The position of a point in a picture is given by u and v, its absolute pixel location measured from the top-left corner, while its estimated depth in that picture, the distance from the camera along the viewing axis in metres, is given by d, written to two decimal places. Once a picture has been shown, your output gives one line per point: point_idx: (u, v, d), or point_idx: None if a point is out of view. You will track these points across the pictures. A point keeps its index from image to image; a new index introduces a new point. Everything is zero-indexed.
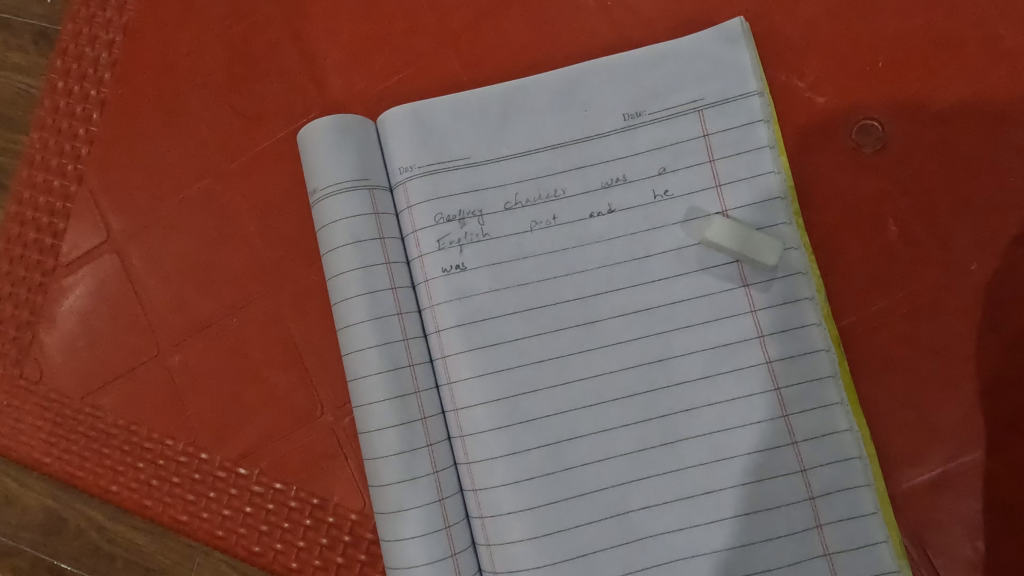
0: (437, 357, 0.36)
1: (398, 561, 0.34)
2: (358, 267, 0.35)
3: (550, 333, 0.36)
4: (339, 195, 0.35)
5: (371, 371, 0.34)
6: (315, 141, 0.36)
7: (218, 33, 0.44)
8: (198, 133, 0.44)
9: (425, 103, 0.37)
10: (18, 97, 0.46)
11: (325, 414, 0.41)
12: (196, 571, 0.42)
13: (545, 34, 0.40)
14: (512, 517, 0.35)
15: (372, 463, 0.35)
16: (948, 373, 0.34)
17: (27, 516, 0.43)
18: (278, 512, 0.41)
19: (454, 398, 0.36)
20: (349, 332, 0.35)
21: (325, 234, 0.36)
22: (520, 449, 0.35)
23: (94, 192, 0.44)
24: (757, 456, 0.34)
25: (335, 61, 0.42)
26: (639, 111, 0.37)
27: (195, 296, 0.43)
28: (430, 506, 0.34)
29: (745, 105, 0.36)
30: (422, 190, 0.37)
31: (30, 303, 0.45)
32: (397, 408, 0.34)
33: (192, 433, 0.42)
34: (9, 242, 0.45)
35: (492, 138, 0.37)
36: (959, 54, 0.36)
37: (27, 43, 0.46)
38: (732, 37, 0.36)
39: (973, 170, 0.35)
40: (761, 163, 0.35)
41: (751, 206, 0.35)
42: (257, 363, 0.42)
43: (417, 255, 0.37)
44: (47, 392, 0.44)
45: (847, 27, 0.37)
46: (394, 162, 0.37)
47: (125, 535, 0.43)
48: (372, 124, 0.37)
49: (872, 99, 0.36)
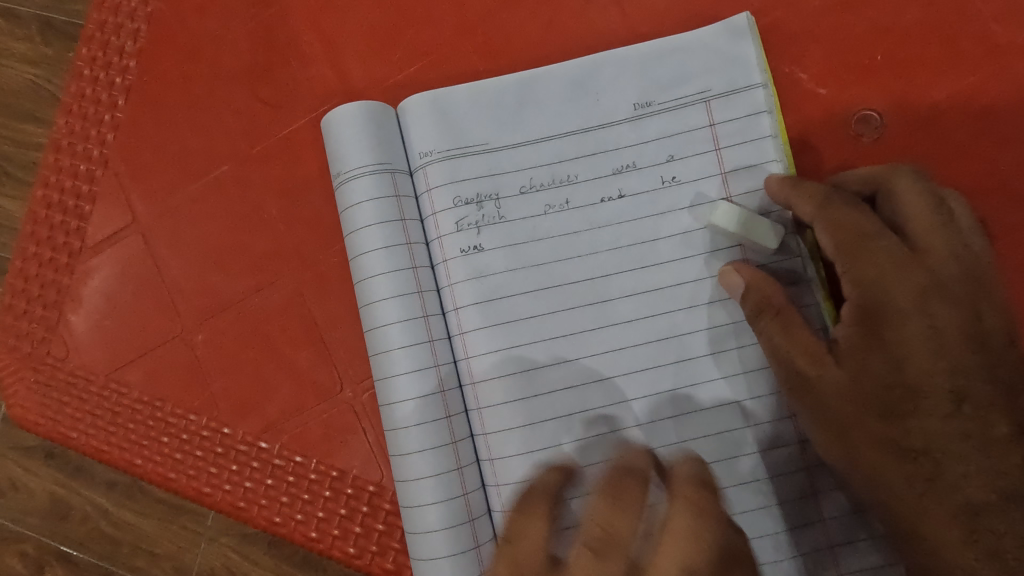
0: (456, 333, 0.38)
1: (417, 526, 0.36)
2: (380, 247, 0.37)
3: (563, 312, 0.37)
4: (364, 177, 0.37)
5: (393, 346, 0.36)
6: (340, 126, 0.38)
7: (240, 22, 0.45)
8: (221, 120, 0.45)
9: (445, 91, 0.39)
10: (25, 86, 0.51)
11: (344, 390, 0.43)
12: (202, 554, 0.49)
13: (559, 27, 0.41)
14: (525, 486, 0.37)
15: (393, 433, 0.37)
16: None
17: (35, 501, 0.51)
18: (299, 484, 0.43)
19: (472, 373, 0.37)
20: (372, 308, 0.37)
21: (349, 216, 0.37)
22: (534, 421, 0.37)
23: (118, 175, 0.46)
24: (757, 429, 0.36)
25: (355, 50, 0.44)
26: (648, 100, 0.38)
27: (217, 277, 0.44)
28: (448, 475, 0.36)
29: (750, 96, 0.37)
30: (441, 174, 0.38)
31: (57, 283, 0.46)
32: (417, 381, 0.36)
33: (215, 409, 0.44)
34: (36, 224, 0.47)
35: (509, 126, 0.39)
36: (953, 49, 0.38)
37: (32, 33, 0.51)
38: (739, 30, 0.38)
39: (966, 161, 0.37)
40: (765, 152, 0.37)
41: (753, 193, 0.37)
42: (278, 341, 0.43)
43: (436, 236, 0.38)
44: (73, 369, 0.46)
45: (850, 22, 0.39)
46: (415, 147, 0.39)
47: (129, 522, 0.50)
48: (393, 112, 0.39)
49: (872, 92, 0.38)
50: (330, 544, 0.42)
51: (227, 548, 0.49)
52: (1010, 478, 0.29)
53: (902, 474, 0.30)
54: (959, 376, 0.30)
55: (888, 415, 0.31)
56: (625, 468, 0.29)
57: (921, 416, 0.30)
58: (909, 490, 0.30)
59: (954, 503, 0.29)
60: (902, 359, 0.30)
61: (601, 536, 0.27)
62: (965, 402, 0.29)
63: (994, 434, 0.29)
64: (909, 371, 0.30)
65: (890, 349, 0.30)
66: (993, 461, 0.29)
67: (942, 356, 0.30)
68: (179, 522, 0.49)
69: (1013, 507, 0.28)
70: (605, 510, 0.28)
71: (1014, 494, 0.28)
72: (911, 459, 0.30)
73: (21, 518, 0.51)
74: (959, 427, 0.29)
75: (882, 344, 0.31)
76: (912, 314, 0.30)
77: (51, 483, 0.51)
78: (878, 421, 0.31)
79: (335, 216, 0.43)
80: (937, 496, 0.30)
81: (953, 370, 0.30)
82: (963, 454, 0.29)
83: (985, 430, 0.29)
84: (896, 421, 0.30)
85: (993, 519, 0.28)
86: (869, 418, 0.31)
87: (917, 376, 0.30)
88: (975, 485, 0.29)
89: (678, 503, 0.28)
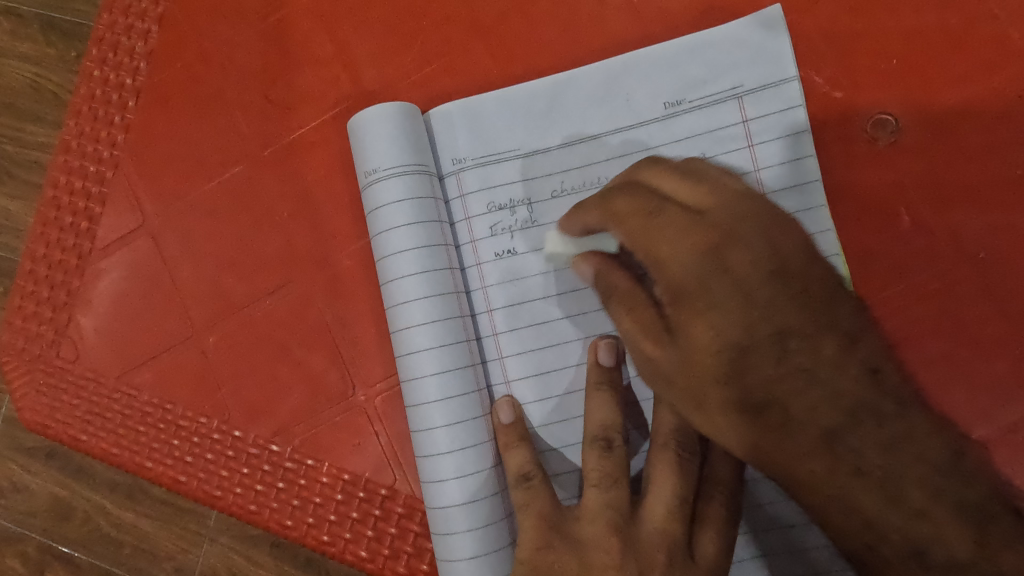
0: (489, 334, 0.39)
1: (443, 527, 0.36)
2: (408, 248, 0.36)
3: (595, 313, 0.38)
4: (393, 178, 0.37)
5: (421, 347, 0.36)
6: (366, 128, 0.37)
7: (252, 24, 0.45)
8: (232, 122, 0.45)
9: (476, 98, 0.40)
10: (28, 85, 0.51)
11: (356, 393, 0.42)
12: (203, 555, 0.49)
13: (573, 28, 0.41)
14: (563, 478, 0.38)
15: (420, 434, 0.36)
16: (959, 355, 0.36)
17: (37, 501, 0.51)
18: (310, 487, 0.42)
19: (504, 372, 0.39)
20: (400, 310, 0.37)
21: (376, 216, 0.37)
22: (568, 417, 0.38)
23: (129, 178, 0.46)
24: None
25: (368, 52, 0.43)
26: (679, 99, 0.38)
27: (228, 279, 0.44)
28: (473, 476, 0.36)
29: (784, 91, 0.37)
30: (475, 180, 0.40)
31: (67, 285, 0.46)
32: (449, 380, 0.36)
33: (226, 412, 0.44)
34: (45, 225, 0.46)
35: (540, 130, 0.39)
36: (971, 51, 0.37)
37: (36, 33, 0.52)
38: (772, 23, 0.37)
39: (983, 165, 0.36)
40: (801, 147, 0.37)
41: (787, 190, 0.37)
42: (289, 344, 0.43)
43: (470, 240, 0.40)
44: (83, 371, 0.46)
45: (867, 23, 0.38)
46: (448, 153, 0.40)
47: (133, 523, 0.50)
48: (424, 120, 0.40)
49: (889, 94, 0.37)
50: (342, 548, 0.42)
51: (228, 549, 0.50)
52: (850, 393, 0.28)
53: (756, 430, 0.29)
54: (777, 315, 0.29)
55: (728, 377, 0.30)
56: (598, 431, 0.35)
57: (755, 369, 0.29)
58: (767, 441, 0.29)
59: (812, 437, 0.28)
60: (716, 321, 0.30)
61: (601, 475, 0.34)
62: (791, 337, 0.29)
63: (825, 354, 0.28)
64: (729, 331, 0.30)
65: (707, 316, 0.30)
66: (836, 383, 0.28)
67: (752, 304, 0.29)
68: (182, 524, 0.50)
69: (866, 421, 0.28)
70: (597, 459, 0.34)
71: (863, 409, 0.28)
72: (761, 412, 0.29)
73: (19, 517, 0.52)
74: (794, 366, 0.28)
75: (698, 314, 0.30)
76: (711, 279, 0.30)
77: (52, 484, 0.51)
78: (721, 385, 0.30)
79: (347, 219, 0.43)
80: (799, 440, 0.28)
81: (767, 315, 0.29)
82: (805, 389, 0.28)
83: (819, 356, 0.28)
84: (736, 381, 0.29)
85: (850, 440, 0.28)
86: (710, 385, 0.30)
87: (738, 332, 0.29)
88: (830, 412, 0.28)
89: (661, 450, 0.34)
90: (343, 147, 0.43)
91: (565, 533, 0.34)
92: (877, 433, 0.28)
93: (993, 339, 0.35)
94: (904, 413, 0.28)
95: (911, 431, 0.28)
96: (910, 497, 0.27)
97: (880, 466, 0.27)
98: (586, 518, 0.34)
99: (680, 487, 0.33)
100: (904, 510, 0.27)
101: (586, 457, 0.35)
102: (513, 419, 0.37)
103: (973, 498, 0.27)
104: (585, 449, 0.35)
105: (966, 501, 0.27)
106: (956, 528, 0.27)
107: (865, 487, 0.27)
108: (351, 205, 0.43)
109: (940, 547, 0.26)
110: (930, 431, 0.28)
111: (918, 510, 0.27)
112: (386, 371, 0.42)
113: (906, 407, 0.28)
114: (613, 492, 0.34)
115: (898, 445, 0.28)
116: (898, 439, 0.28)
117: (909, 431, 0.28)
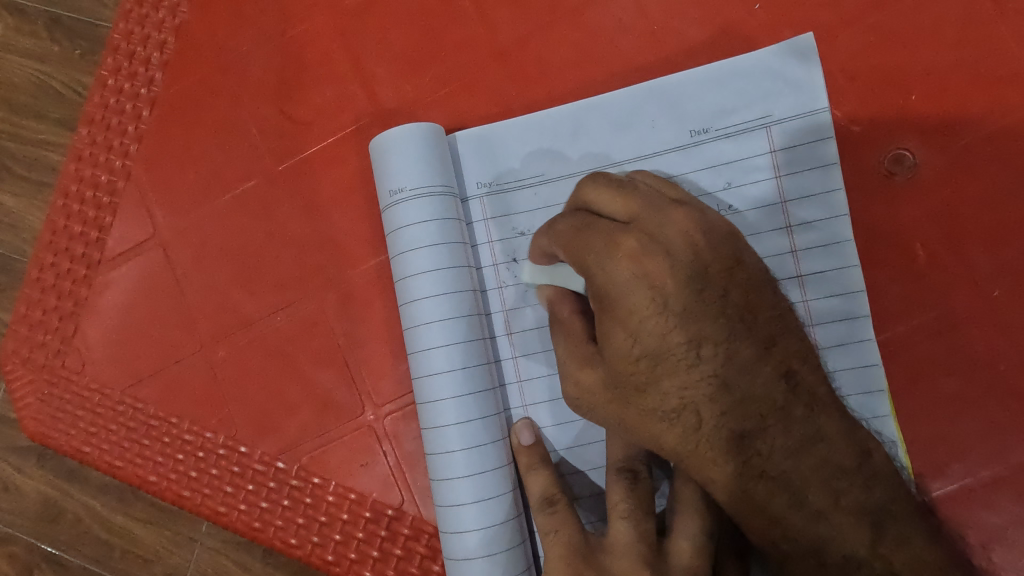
0: (508, 359, 0.39)
1: (456, 552, 0.36)
2: (431, 269, 0.36)
3: None
4: (419, 199, 0.37)
5: (440, 370, 0.36)
6: (391, 147, 0.37)
7: (269, 38, 0.45)
8: (245, 135, 0.45)
9: (502, 122, 0.40)
10: (33, 86, 0.51)
11: (366, 412, 0.42)
12: (195, 562, 0.48)
13: (592, 53, 0.41)
14: (584, 501, 0.38)
15: (434, 458, 0.36)
16: (972, 395, 0.35)
17: (29, 506, 0.51)
18: (316, 506, 0.42)
19: (522, 396, 0.39)
20: (420, 331, 0.36)
21: (398, 236, 0.37)
22: (584, 442, 0.38)
23: (140, 188, 0.46)
24: None
25: (386, 70, 0.43)
26: (706, 127, 0.38)
27: (237, 293, 0.44)
28: (490, 501, 0.36)
29: (815, 121, 0.37)
30: (497, 206, 0.40)
31: (75, 294, 0.46)
32: (466, 405, 0.36)
33: (233, 427, 0.43)
34: (55, 234, 0.46)
35: (564, 155, 0.39)
36: (990, 88, 0.36)
37: (40, 30, 0.51)
38: (804, 51, 0.37)
39: (996, 204, 0.36)
40: (830, 179, 0.37)
41: (814, 223, 0.37)
42: (299, 361, 0.43)
43: (490, 264, 0.40)
44: (88, 383, 0.45)
45: (888, 56, 0.38)
46: (472, 177, 0.40)
47: (125, 528, 0.49)
48: (448, 142, 0.40)
49: (905, 129, 0.37)
50: (346, 568, 0.41)
51: (220, 554, 0.48)
52: (764, 399, 0.30)
53: (674, 435, 0.31)
54: (694, 325, 0.30)
55: (646, 387, 0.31)
56: (621, 462, 0.35)
57: (670, 377, 0.30)
58: (682, 444, 0.31)
59: (724, 441, 0.30)
60: (637, 330, 0.30)
61: (629, 507, 0.33)
62: (705, 345, 0.30)
63: (742, 357, 0.30)
64: (649, 340, 0.30)
65: (628, 325, 0.30)
66: (750, 385, 0.30)
67: (670, 312, 0.30)
68: (174, 529, 0.49)
69: (773, 425, 0.30)
70: (624, 489, 0.34)
71: (772, 411, 0.30)
72: (678, 419, 0.31)
73: (9, 518, 0.51)
74: (708, 371, 0.30)
75: (620, 324, 0.30)
76: (638, 284, 0.30)
77: (42, 485, 0.51)
78: (640, 394, 0.31)
79: (360, 236, 0.43)
80: (714, 435, 0.30)
81: (684, 323, 0.30)
82: (717, 394, 0.30)
83: (733, 360, 0.30)
84: (655, 390, 0.30)
85: (757, 442, 0.30)
86: (633, 395, 0.31)
87: (655, 341, 0.30)
88: (741, 417, 0.30)
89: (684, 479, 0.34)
90: (358, 164, 0.43)
91: (596, 563, 0.33)
92: (785, 438, 0.30)
93: (1003, 379, 0.35)
94: (812, 416, 0.30)
95: (818, 433, 0.30)
96: (813, 500, 0.30)
97: (783, 471, 0.30)
98: (616, 551, 0.33)
99: (707, 523, 0.33)
100: (806, 512, 0.30)
101: (610, 489, 0.34)
102: (533, 441, 0.37)
103: (873, 503, 0.30)
104: (611, 481, 0.35)
105: (864, 505, 0.30)
106: (856, 528, 0.29)
107: (770, 492, 0.30)
108: (365, 222, 0.43)
109: (835, 545, 0.30)
110: (840, 433, 0.31)
111: (817, 513, 0.30)
112: (396, 391, 0.42)
113: (813, 408, 0.31)
114: (641, 525, 0.33)
115: (803, 451, 0.30)
116: (805, 444, 0.30)
117: (819, 434, 0.30)
